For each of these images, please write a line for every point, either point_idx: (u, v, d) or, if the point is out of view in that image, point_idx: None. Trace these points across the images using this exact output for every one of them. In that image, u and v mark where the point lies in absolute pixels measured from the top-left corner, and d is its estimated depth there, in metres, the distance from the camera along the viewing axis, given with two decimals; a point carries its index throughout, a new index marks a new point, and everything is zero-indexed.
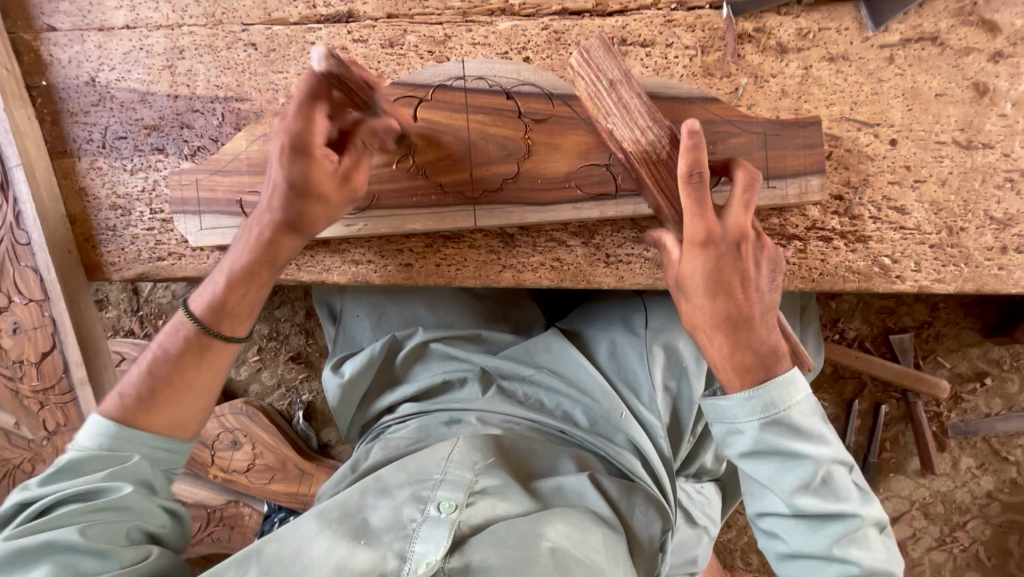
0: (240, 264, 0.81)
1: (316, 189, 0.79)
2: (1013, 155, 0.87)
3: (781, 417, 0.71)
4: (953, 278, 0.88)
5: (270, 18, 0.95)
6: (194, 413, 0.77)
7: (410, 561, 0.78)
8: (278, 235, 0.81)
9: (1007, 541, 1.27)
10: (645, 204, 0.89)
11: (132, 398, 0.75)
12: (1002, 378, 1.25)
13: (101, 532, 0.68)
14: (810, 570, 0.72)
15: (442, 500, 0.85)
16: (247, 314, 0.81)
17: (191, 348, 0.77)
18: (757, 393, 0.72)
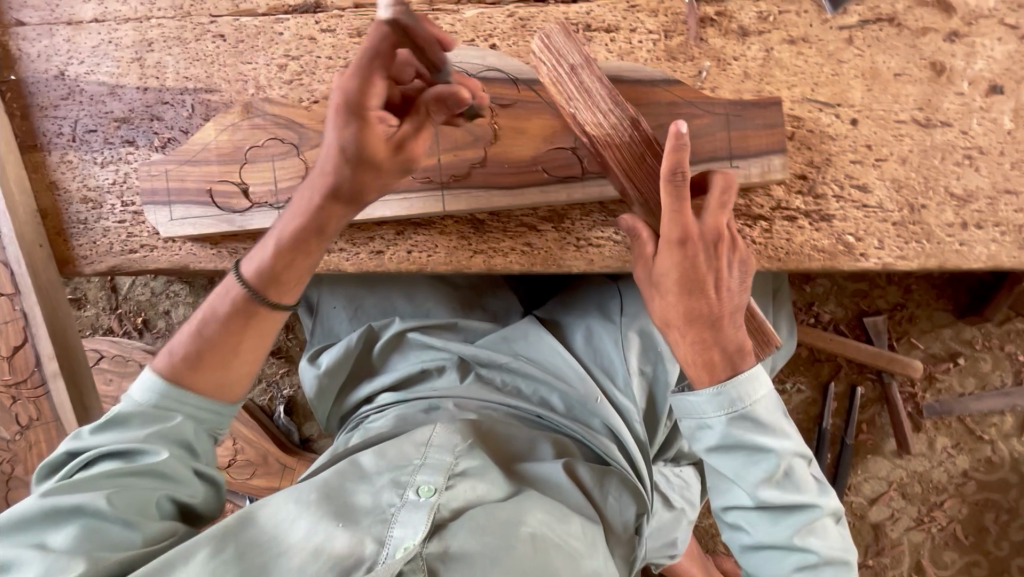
0: (290, 232, 0.79)
1: (371, 155, 0.75)
2: (970, 132, 0.89)
3: (746, 412, 0.74)
4: (916, 254, 0.90)
5: (239, 9, 0.95)
6: (230, 381, 0.79)
7: (388, 546, 0.73)
8: (329, 203, 0.79)
9: (984, 519, 1.28)
10: (610, 186, 0.89)
11: (181, 358, 0.77)
12: (975, 358, 1.26)
13: (133, 499, 0.70)
14: (772, 561, 0.74)
15: (421, 485, 0.80)
16: (293, 286, 0.81)
17: (238, 316, 0.79)
18: (724, 389, 0.74)
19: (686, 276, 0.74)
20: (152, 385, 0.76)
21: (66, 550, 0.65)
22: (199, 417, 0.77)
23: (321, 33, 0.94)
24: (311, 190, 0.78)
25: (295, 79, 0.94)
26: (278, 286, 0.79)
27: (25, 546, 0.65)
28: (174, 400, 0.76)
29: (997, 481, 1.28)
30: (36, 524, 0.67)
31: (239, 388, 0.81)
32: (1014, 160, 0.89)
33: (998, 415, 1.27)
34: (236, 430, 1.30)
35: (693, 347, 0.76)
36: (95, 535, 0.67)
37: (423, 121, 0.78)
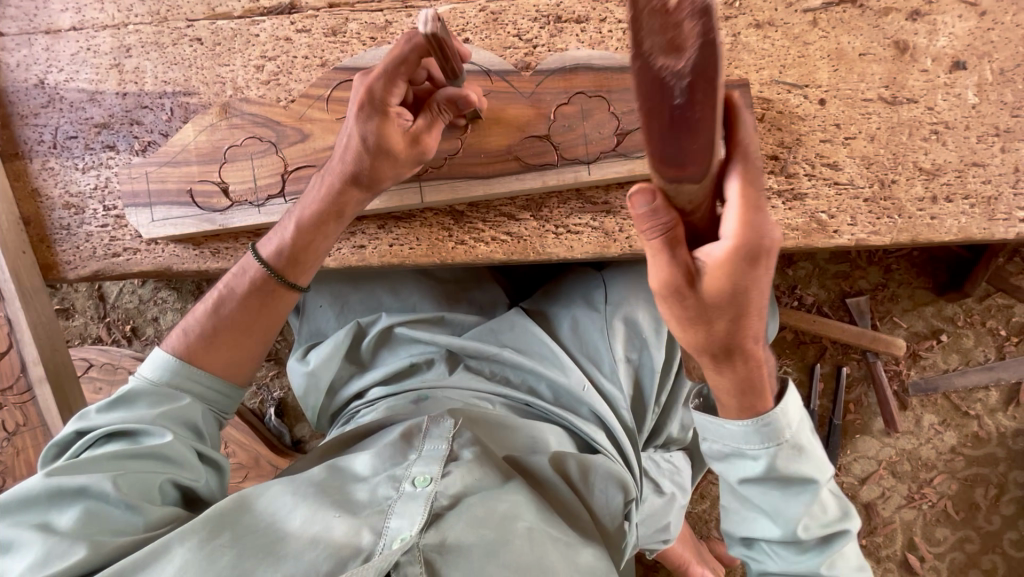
0: (310, 213, 0.86)
1: (387, 146, 0.82)
2: (936, 108, 0.91)
3: (791, 442, 0.64)
4: (888, 229, 0.91)
5: (215, 13, 0.97)
6: (245, 359, 0.85)
7: (385, 537, 0.73)
8: (346, 188, 0.85)
9: (974, 495, 1.29)
10: (586, 171, 0.91)
11: (199, 334, 0.83)
12: (958, 335, 1.28)
13: (136, 482, 0.73)
14: None
15: (417, 476, 0.81)
16: (309, 266, 0.88)
17: (256, 294, 0.85)
18: (769, 418, 0.63)
19: (741, 299, 0.55)
20: (168, 362, 0.81)
21: (71, 530, 0.68)
22: (211, 395, 0.83)
23: (296, 34, 0.95)
24: (331, 176, 0.85)
25: (272, 80, 0.96)
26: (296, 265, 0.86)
27: (33, 525, 0.68)
28: (191, 375, 0.81)
29: (985, 456, 1.29)
30: (42, 504, 0.69)
31: (249, 367, 0.86)
32: (979, 134, 0.90)
33: (983, 390, 1.28)
34: (227, 434, 1.29)
35: (727, 374, 0.62)
36: (96, 517, 0.69)
37: (435, 118, 0.85)
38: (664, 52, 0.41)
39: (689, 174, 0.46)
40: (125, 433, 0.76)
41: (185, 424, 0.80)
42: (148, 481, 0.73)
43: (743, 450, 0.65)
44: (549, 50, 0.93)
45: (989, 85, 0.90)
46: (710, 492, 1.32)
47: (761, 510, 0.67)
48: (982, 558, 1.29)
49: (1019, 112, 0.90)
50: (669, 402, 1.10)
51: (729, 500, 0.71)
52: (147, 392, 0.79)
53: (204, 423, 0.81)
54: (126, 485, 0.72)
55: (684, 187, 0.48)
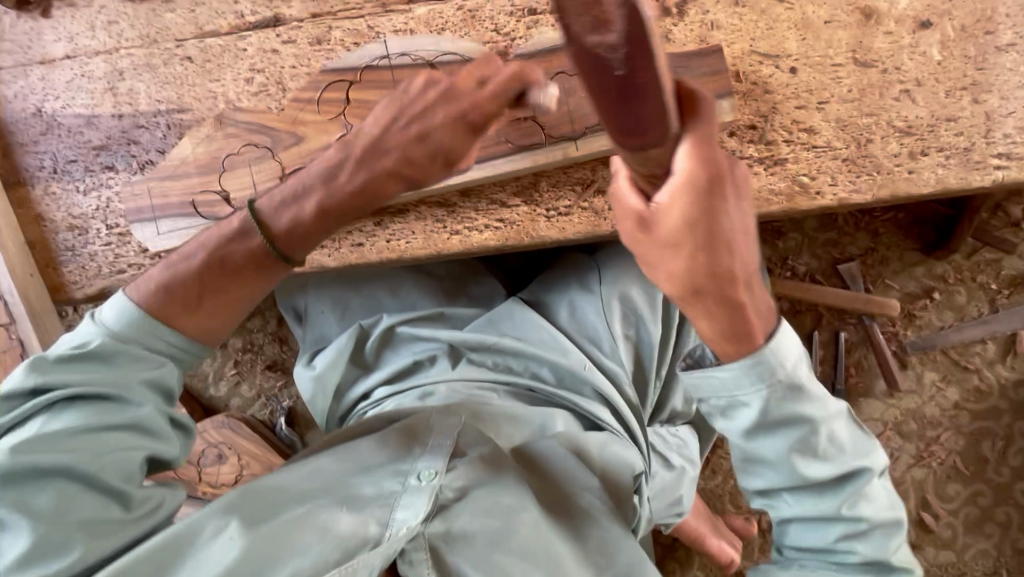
0: (336, 190, 0.79)
1: (439, 139, 0.78)
2: (902, 68, 0.94)
3: (843, 436, 0.69)
4: (868, 187, 0.94)
5: (203, 31, 1.00)
6: (223, 322, 0.80)
7: (391, 527, 0.76)
8: (383, 176, 0.79)
9: (982, 448, 1.31)
10: (573, 147, 0.94)
11: (184, 295, 0.77)
12: (950, 291, 1.30)
13: (113, 461, 0.71)
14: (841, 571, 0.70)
15: (422, 470, 0.82)
16: (308, 243, 0.81)
17: (252, 257, 0.79)
18: (824, 420, 0.67)
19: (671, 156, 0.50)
20: (143, 317, 0.75)
21: (54, 515, 0.68)
22: (184, 356, 0.79)
23: (282, 45, 0.99)
24: (371, 162, 0.79)
25: (262, 90, 0.99)
26: (301, 244, 0.80)
27: (6, 504, 0.67)
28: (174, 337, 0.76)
29: (988, 409, 1.30)
30: (9, 480, 0.67)
31: (227, 327, 0.81)
32: (947, 89, 0.94)
33: (980, 343, 1.30)
34: (240, 445, 1.30)
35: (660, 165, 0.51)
36: (77, 504, 0.69)
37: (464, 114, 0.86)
38: (592, 28, 0.40)
39: (651, 140, 0.48)
40: (89, 399, 0.72)
41: (157, 388, 0.76)
42: (122, 456, 0.72)
43: (803, 414, 0.65)
44: (524, 37, 0.96)
45: (952, 41, 0.94)
46: (721, 466, 1.34)
47: (806, 486, 0.69)
48: (997, 511, 1.30)
49: (983, 65, 0.93)
50: (670, 377, 1.13)
51: (810, 473, 0.68)
52: (123, 352, 0.74)
53: (178, 387, 0.79)
54: (102, 463, 0.71)
55: (649, 153, 0.50)
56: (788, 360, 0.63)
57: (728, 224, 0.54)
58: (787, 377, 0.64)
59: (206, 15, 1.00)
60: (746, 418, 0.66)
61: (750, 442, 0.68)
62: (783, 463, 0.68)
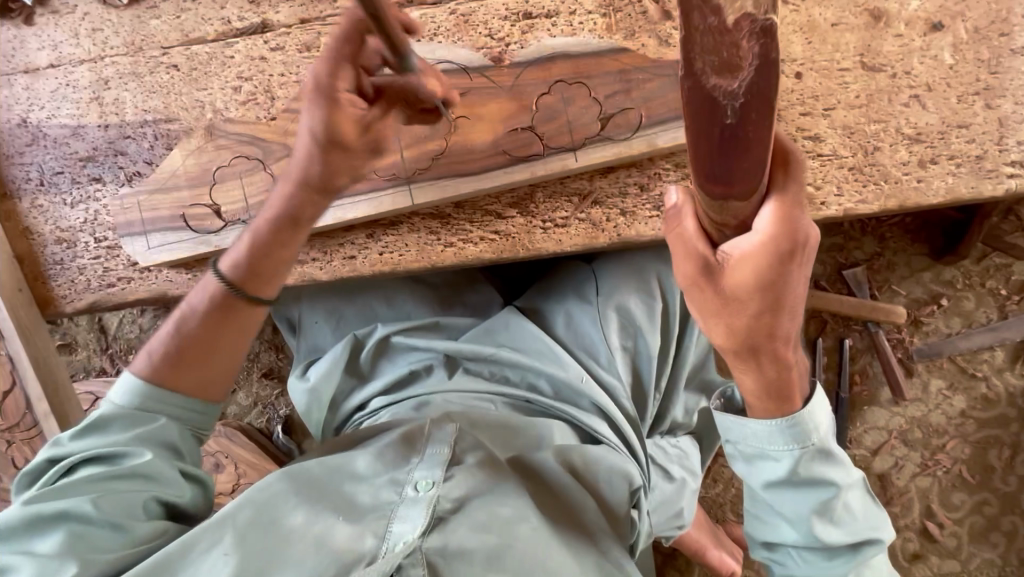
0: (264, 224, 0.83)
1: (338, 134, 0.79)
2: (913, 72, 0.91)
3: (859, 506, 0.68)
4: (875, 197, 0.91)
5: (189, 38, 0.97)
6: (217, 379, 0.83)
7: (388, 540, 0.75)
8: (302, 192, 0.82)
9: (988, 457, 1.28)
10: (572, 159, 0.91)
11: (166, 357, 0.82)
12: (958, 297, 1.27)
13: (118, 503, 0.73)
14: None
15: (419, 480, 0.81)
16: (273, 276, 0.84)
17: (218, 305, 0.81)
18: (845, 485, 0.67)
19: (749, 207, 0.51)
20: (136, 386, 0.80)
21: (56, 553, 0.68)
22: (187, 416, 0.82)
23: (271, 52, 0.96)
24: (286, 182, 0.83)
25: (250, 99, 0.96)
26: (258, 277, 0.82)
27: (18, 551, 0.69)
28: (162, 400, 0.80)
29: (996, 417, 1.28)
30: (23, 531, 0.70)
31: (223, 385, 0.84)
32: (960, 94, 0.90)
33: (988, 351, 1.27)
34: (237, 454, 1.30)
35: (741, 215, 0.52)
36: (82, 539, 0.70)
37: (389, 107, 0.83)
38: (715, 70, 0.44)
39: (737, 191, 0.50)
40: (101, 457, 0.76)
41: (163, 444, 0.79)
42: (124, 496, 0.73)
43: (828, 478, 0.66)
44: (519, 43, 0.93)
45: (965, 44, 0.90)
46: (722, 475, 1.33)
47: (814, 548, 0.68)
48: (1003, 520, 1.28)
49: (997, 69, 0.90)
50: (670, 389, 1.11)
51: (820, 532, 0.66)
52: (119, 415, 0.79)
53: (184, 442, 0.81)
54: (104, 504, 0.72)
55: (729, 204, 0.51)
56: (821, 425, 0.65)
57: (791, 289, 0.55)
58: (817, 440, 0.65)
59: (192, 21, 0.97)
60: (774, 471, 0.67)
61: (770, 495, 0.68)
62: (799, 524, 0.67)
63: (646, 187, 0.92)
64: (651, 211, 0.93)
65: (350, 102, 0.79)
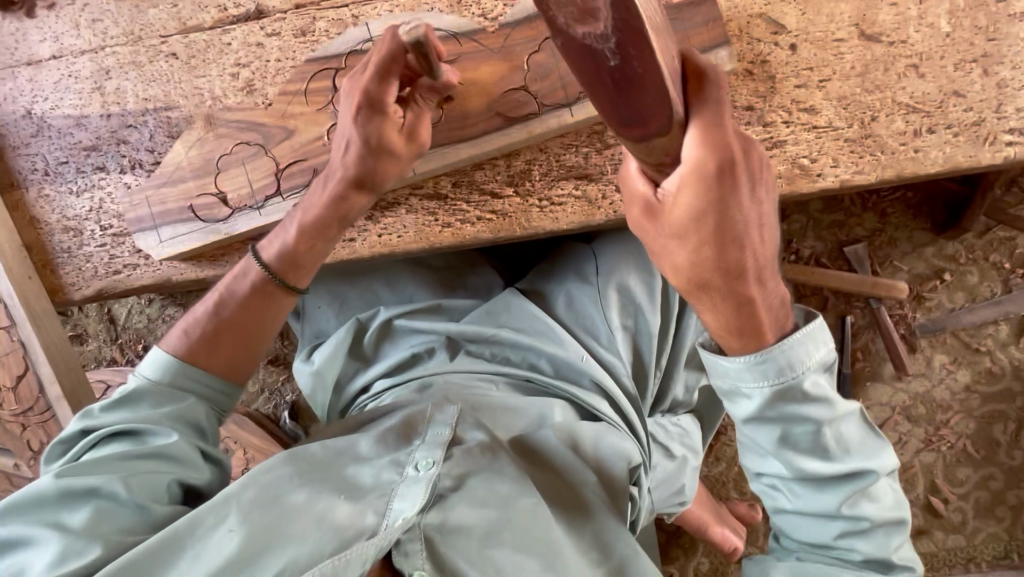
0: (308, 220, 0.87)
1: (387, 143, 0.84)
2: (909, 41, 0.90)
3: (795, 383, 0.64)
4: (873, 167, 0.91)
5: (186, 26, 0.99)
6: (245, 361, 0.88)
7: (388, 517, 0.75)
8: (347, 188, 0.87)
9: (994, 432, 1.28)
10: (568, 114, 0.91)
11: (201, 337, 0.86)
12: (961, 272, 1.26)
13: (146, 482, 0.76)
14: (806, 524, 0.72)
15: (419, 460, 0.82)
16: (311, 263, 0.90)
17: (256, 291, 0.88)
18: (771, 357, 0.63)
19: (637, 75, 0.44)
20: (168, 363, 0.84)
21: (83, 528, 0.70)
22: (216, 397, 0.86)
23: (267, 38, 0.97)
24: (333, 180, 0.86)
25: (248, 86, 0.97)
26: (297, 269, 0.88)
27: (45, 523, 0.71)
28: (194, 379, 0.84)
29: (1000, 392, 1.28)
30: (53, 503, 0.72)
31: (249, 367, 0.89)
32: (956, 62, 0.89)
33: (992, 325, 1.26)
34: (246, 440, 1.32)
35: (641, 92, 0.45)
36: (107, 517, 0.72)
37: (422, 110, 0.86)
38: (577, 20, 0.42)
39: (653, 130, 0.48)
40: (131, 433, 0.79)
41: (190, 424, 0.83)
42: (151, 477, 0.76)
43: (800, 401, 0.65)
44: (506, 4, 0.92)
45: (961, 10, 0.89)
46: (725, 454, 1.33)
47: (811, 483, 0.69)
48: (1008, 495, 1.28)
49: (994, 35, 0.89)
50: (670, 365, 1.11)
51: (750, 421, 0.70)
52: (154, 392, 0.82)
53: (209, 424, 0.85)
54: (132, 484, 0.75)
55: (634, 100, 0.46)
56: (797, 358, 0.63)
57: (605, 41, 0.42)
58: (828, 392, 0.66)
59: (189, 9, 0.98)
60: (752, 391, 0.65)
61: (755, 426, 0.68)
62: (784, 458, 0.68)
63: None
64: None
65: (397, 114, 0.83)
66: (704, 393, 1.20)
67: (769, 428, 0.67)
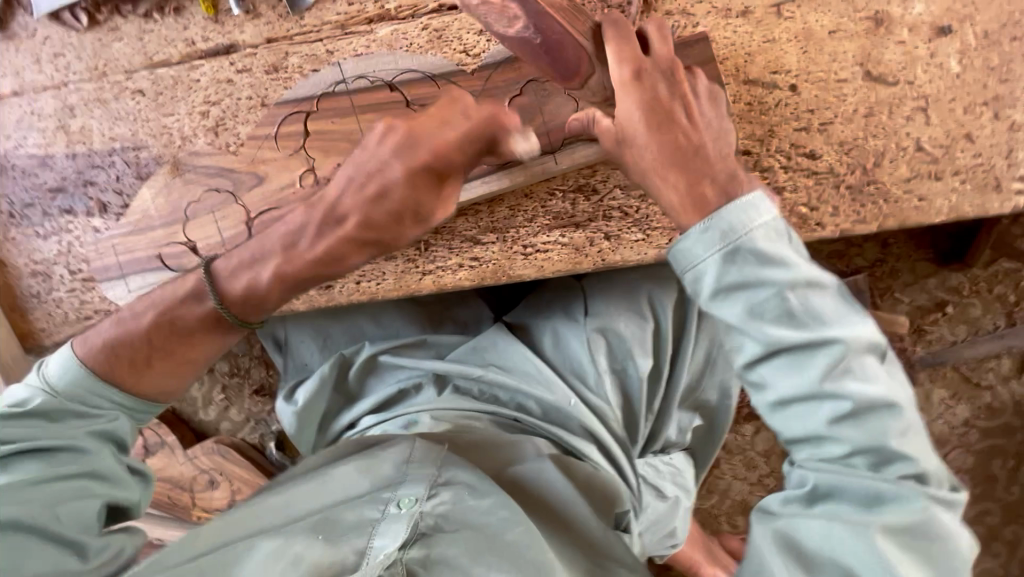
0: (279, 257, 0.77)
1: (394, 184, 0.72)
2: (916, 82, 0.85)
3: (742, 243, 0.59)
4: (874, 217, 0.87)
5: (152, 61, 0.93)
6: (179, 383, 0.81)
7: (367, 556, 0.66)
8: (331, 235, 0.75)
9: (991, 466, 1.26)
10: (553, 162, 0.86)
11: (132, 359, 0.77)
12: (964, 305, 1.22)
13: (73, 508, 0.69)
14: (801, 421, 0.59)
15: (402, 497, 0.73)
16: (264, 300, 0.79)
17: (202, 322, 0.79)
18: (712, 224, 0.61)
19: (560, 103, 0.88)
20: (80, 373, 0.76)
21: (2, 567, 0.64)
22: (139, 410, 0.79)
23: (237, 75, 0.92)
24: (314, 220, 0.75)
25: (218, 125, 0.92)
26: (254, 307, 0.79)
27: None
28: (116, 395, 0.77)
29: (1000, 427, 1.25)
30: None
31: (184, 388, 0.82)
32: (965, 105, 0.84)
33: (994, 359, 1.23)
34: (233, 471, 1.31)
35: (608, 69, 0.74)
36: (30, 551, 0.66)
37: None
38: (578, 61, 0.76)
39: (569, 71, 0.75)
40: (43, 451, 0.71)
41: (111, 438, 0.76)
42: (79, 505, 0.70)
43: (757, 275, 0.58)
44: (491, 39, 0.87)
45: (973, 50, 0.84)
46: (716, 486, 1.32)
47: (821, 395, 0.57)
48: (1003, 528, 1.27)
49: (1008, 77, 0.84)
50: (662, 410, 1.08)
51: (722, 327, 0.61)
52: (65, 407, 0.74)
53: (132, 437, 0.79)
54: (58, 510, 0.68)
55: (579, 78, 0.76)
56: (753, 220, 0.60)
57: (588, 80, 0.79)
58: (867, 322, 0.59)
59: (155, 43, 0.93)
60: (777, 280, 0.58)
61: (772, 335, 0.58)
62: (771, 353, 0.58)
63: (631, 210, 0.88)
64: (637, 235, 0.89)
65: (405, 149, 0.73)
66: (696, 432, 1.18)
67: (754, 319, 0.59)
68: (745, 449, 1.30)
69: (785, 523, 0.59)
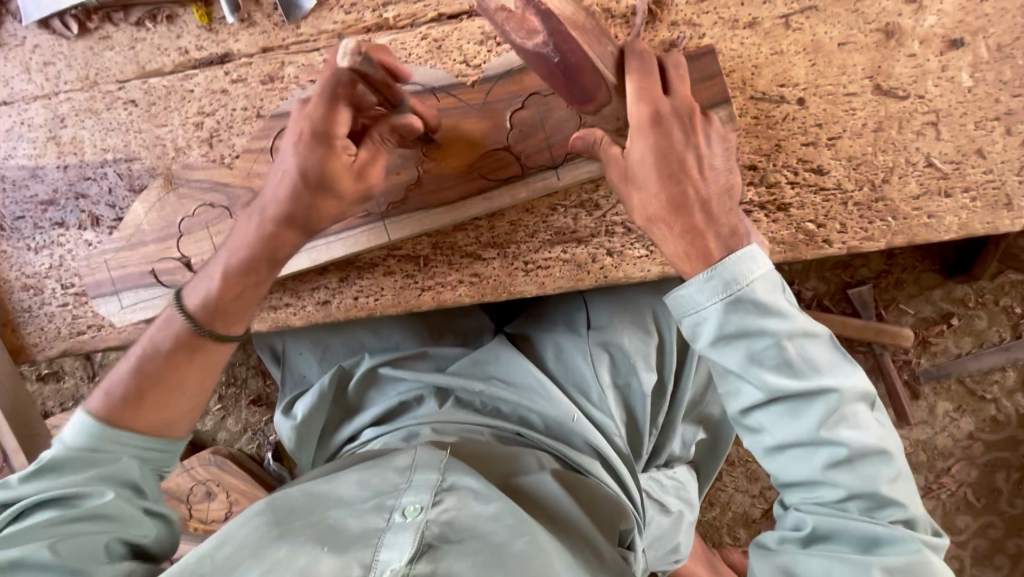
0: (236, 259, 0.77)
1: (330, 182, 0.75)
2: (927, 96, 0.83)
3: (744, 294, 0.60)
4: (883, 233, 0.85)
5: (145, 71, 0.91)
6: (178, 414, 0.76)
7: (372, 570, 0.60)
8: (278, 229, 0.77)
9: (995, 479, 1.25)
10: (555, 177, 0.85)
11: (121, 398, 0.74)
12: (969, 316, 1.21)
13: (77, 547, 0.64)
14: (799, 464, 0.59)
15: (407, 505, 0.67)
16: (243, 311, 0.79)
17: (182, 348, 0.76)
18: (716, 272, 0.62)
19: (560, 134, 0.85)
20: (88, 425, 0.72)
21: None
22: (150, 453, 0.74)
23: (232, 85, 0.90)
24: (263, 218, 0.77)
25: (212, 136, 0.90)
26: (227, 316, 0.77)
27: None
28: (122, 440, 0.72)
29: (1005, 440, 1.24)
30: None
31: (187, 421, 0.77)
32: (976, 120, 0.83)
33: (999, 371, 1.22)
34: (230, 482, 1.29)
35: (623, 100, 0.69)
36: None
37: (379, 148, 0.78)
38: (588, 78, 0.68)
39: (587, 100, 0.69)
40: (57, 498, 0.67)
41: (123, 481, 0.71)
42: (84, 540, 0.65)
43: (757, 325, 0.59)
44: (492, 51, 0.85)
45: (984, 63, 0.82)
46: (718, 498, 1.31)
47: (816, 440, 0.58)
48: (1008, 543, 1.25)
49: (1020, 91, 0.82)
50: (666, 424, 1.07)
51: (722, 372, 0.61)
52: (72, 457, 0.69)
53: (148, 481, 0.73)
54: (60, 549, 0.63)
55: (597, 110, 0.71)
56: (754, 270, 0.61)
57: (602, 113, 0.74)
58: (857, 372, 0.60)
59: (147, 52, 0.91)
60: (776, 330, 0.59)
61: (769, 383, 0.59)
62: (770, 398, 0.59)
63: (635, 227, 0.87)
64: (640, 251, 0.87)
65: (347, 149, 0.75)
66: (699, 446, 1.17)
67: (754, 368, 0.60)
68: (747, 462, 1.29)
69: (783, 563, 0.58)
